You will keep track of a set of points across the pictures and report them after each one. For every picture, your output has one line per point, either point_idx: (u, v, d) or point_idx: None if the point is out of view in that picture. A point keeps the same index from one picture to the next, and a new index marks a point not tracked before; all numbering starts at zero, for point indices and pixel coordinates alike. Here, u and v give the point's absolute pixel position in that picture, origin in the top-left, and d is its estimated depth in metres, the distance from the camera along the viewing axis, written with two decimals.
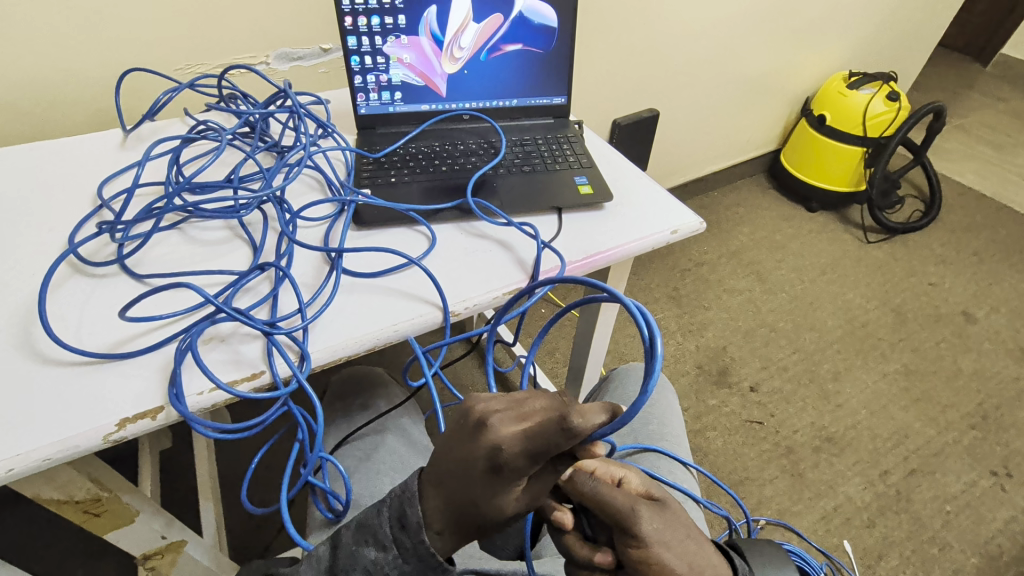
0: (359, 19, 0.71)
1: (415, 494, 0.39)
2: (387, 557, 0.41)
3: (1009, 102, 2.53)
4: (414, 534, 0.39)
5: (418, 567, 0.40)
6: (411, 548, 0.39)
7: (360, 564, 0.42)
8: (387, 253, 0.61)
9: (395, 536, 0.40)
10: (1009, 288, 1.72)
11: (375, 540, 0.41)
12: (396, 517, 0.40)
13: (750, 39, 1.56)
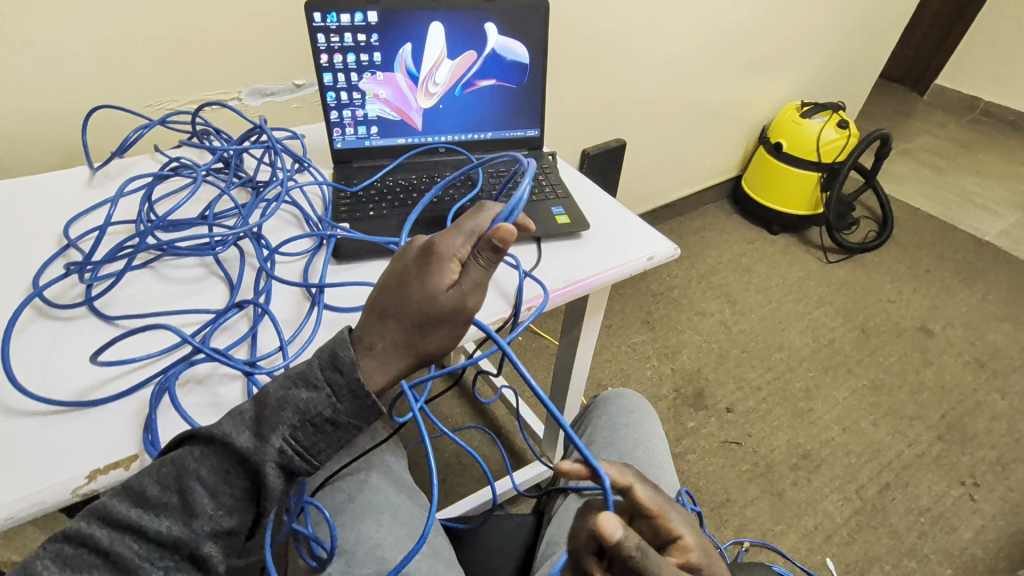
0: (335, 56, 0.72)
1: (349, 338, 0.43)
2: (319, 397, 0.41)
3: (945, 128, 2.71)
4: (348, 370, 0.41)
5: (353, 405, 0.42)
6: (345, 385, 0.41)
7: (288, 408, 0.41)
8: (368, 287, 0.60)
9: (326, 376, 0.42)
10: (961, 302, 1.81)
11: (305, 381, 0.41)
12: (328, 360, 0.42)
13: (708, 73, 1.64)
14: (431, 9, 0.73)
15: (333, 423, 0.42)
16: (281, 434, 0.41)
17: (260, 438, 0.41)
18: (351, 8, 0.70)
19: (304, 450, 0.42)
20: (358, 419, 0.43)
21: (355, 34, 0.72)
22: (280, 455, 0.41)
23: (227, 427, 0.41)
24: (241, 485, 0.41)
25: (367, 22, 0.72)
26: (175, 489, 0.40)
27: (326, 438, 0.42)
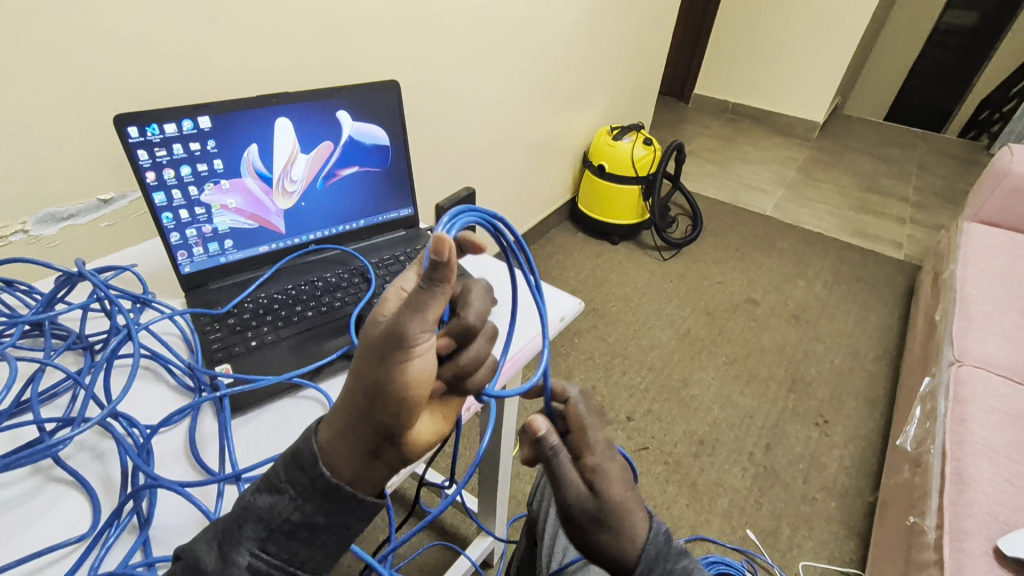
0: (164, 171, 0.61)
1: (316, 425, 0.38)
2: (282, 501, 0.37)
3: (712, 129, 3.27)
4: (310, 466, 0.36)
5: (322, 504, 0.37)
6: (308, 484, 0.36)
7: (253, 518, 0.37)
8: (280, 438, 0.52)
9: (290, 475, 0.37)
10: (769, 270, 2.17)
11: (268, 485, 0.37)
12: (288, 457, 0.37)
13: (533, 113, 1.75)
14: (273, 104, 0.66)
15: (308, 526, 0.37)
16: (246, 549, 0.36)
17: (226, 557, 0.37)
18: (176, 116, 0.60)
19: (282, 562, 0.37)
20: (335, 517, 0.37)
21: (186, 143, 0.61)
22: (252, 571, 0.37)
23: (198, 547, 0.38)
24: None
25: (199, 128, 0.62)
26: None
27: (304, 544, 0.37)
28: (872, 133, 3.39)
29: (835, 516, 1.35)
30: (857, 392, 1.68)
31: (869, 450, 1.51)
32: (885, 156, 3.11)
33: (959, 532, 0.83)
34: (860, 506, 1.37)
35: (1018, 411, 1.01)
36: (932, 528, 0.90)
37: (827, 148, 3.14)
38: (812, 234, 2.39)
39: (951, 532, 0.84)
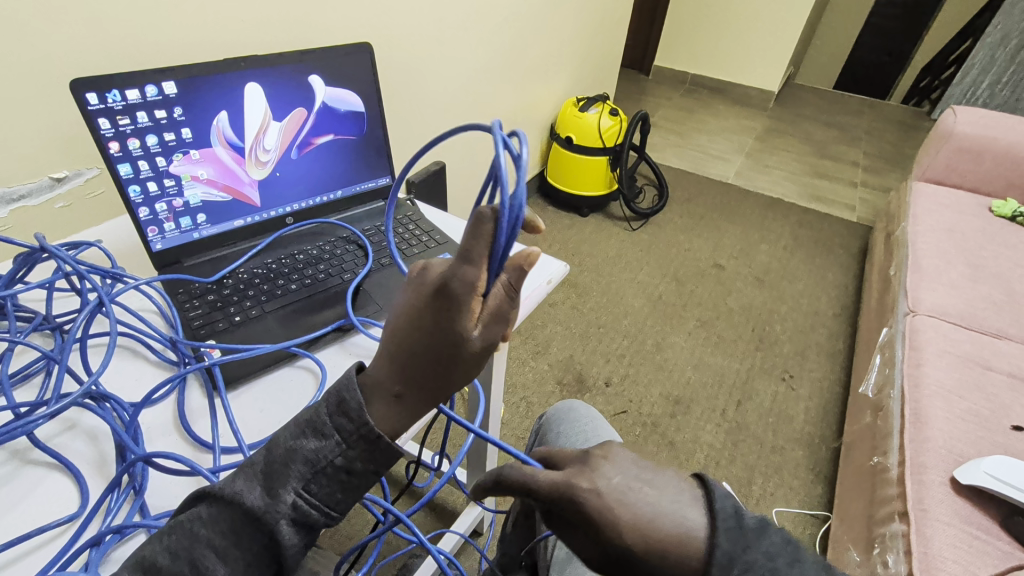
0: (129, 141, 0.57)
1: (355, 375, 0.37)
2: (329, 447, 0.36)
3: (673, 100, 3.30)
4: (358, 415, 0.36)
5: (368, 451, 0.36)
6: (355, 431, 0.36)
7: (299, 459, 0.36)
8: (275, 408, 0.51)
9: (335, 420, 0.36)
10: (733, 236, 2.23)
11: (314, 428, 0.36)
12: (335, 403, 0.36)
13: (500, 84, 1.72)
14: (241, 69, 0.63)
15: (350, 470, 0.37)
16: (294, 489, 0.35)
17: (273, 495, 0.35)
18: (138, 81, 0.57)
19: (322, 504, 0.37)
20: (378, 464, 0.37)
21: (151, 111, 0.58)
22: (295, 511, 0.36)
23: (236, 486, 0.36)
24: (255, 550, 0.35)
25: (163, 94, 0.58)
26: (184, 561, 0.34)
27: (344, 487, 0.37)
28: (823, 102, 3.50)
29: (803, 464, 1.42)
30: (818, 348, 1.76)
31: (831, 401, 1.60)
32: (836, 123, 3.22)
33: (920, 466, 0.89)
34: (825, 453, 1.45)
35: (968, 353, 1.09)
36: (894, 466, 0.96)
37: (783, 117, 3.23)
38: (772, 200, 2.46)
39: (912, 467, 0.90)
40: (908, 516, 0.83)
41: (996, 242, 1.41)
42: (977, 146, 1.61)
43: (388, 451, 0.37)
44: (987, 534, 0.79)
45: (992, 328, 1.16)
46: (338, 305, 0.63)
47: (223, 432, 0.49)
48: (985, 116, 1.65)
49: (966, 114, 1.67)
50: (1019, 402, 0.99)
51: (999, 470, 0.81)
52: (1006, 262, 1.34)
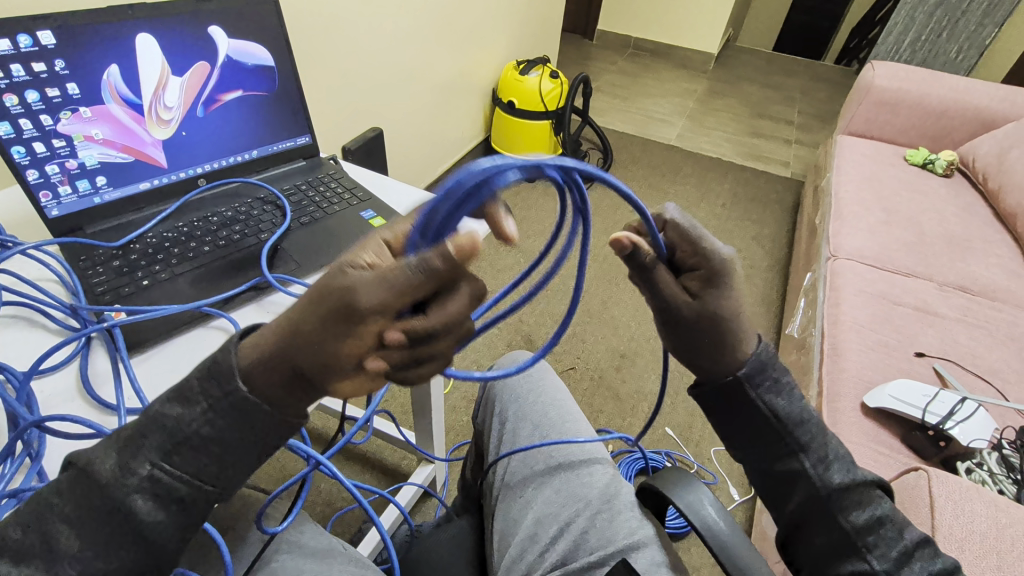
0: (5, 98, 0.53)
1: (237, 339, 0.36)
2: (192, 415, 0.35)
3: (616, 64, 3.31)
4: (226, 381, 0.35)
5: (235, 419, 0.35)
6: (222, 398, 0.35)
7: (161, 427, 0.35)
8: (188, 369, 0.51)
9: (203, 386, 0.35)
10: (675, 195, 2.27)
11: (179, 395, 0.35)
12: (205, 367, 0.35)
13: (437, 47, 1.66)
14: (130, 18, 0.59)
15: (219, 442, 0.35)
16: (149, 459, 0.35)
17: (126, 466, 0.34)
18: (8, 30, 0.52)
19: (190, 477, 0.35)
20: (250, 433, 0.35)
21: (27, 64, 0.54)
22: (151, 482, 0.35)
23: (94, 455, 0.35)
24: (114, 527, 0.35)
25: (40, 45, 0.54)
26: (34, 533, 0.35)
27: (217, 459, 0.35)
28: (760, 63, 3.58)
29: None
30: (755, 297, 1.83)
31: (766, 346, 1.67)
32: (772, 84, 3.31)
33: (835, 395, 0.96)
34: None
35: (881, 291, 1.17)
36: (814, 397, 1.03)
37: (722, 79, 3.29)
38: (712, 160, 2.53)
39: (828, 396, 0.97)
40: None
41: (908, 189, 1.50)
42: (894, 99, 1.70)
43: (272, 422, 0.36)
44: (889, 449, 0.87)
45: (903, 267, 1.25)
46: (255, 265, 0.61)
47: (130, 394, 0.48)
48: (901, 70, 1.74)
49: (884, 68, 1.75)
50: (923, 332, 1.08)
51: (901, 393, 0.89)
52: (917, 207, 1.44)
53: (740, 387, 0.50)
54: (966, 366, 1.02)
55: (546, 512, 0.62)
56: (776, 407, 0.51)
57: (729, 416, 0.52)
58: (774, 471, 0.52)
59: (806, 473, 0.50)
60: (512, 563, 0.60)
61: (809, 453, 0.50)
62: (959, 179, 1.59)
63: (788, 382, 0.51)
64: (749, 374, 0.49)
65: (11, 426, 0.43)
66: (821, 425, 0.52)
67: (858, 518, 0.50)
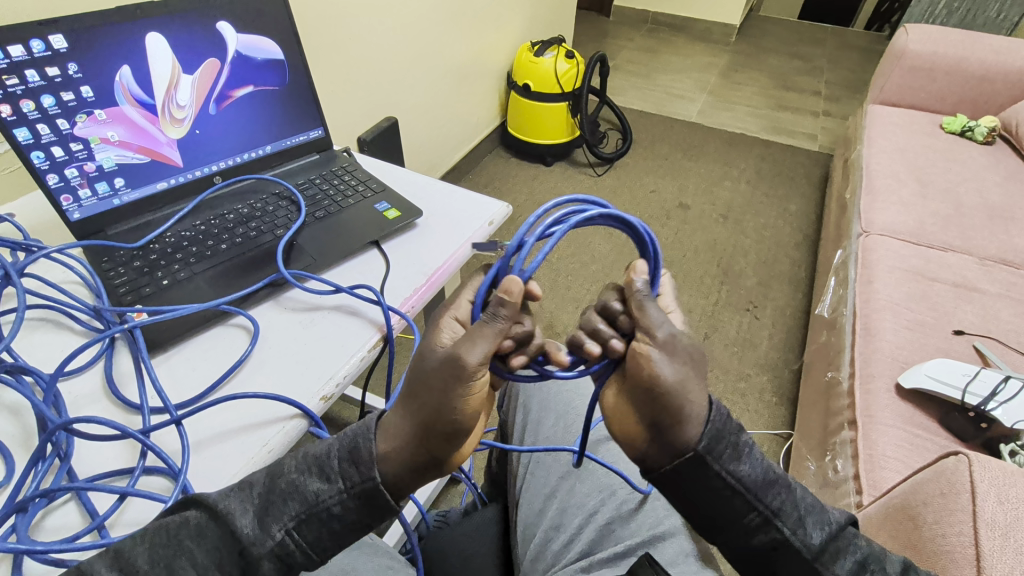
0: (22, 103, 0.54)
1: (375, 428, 0.40)
2: (327, 494, 0.39)
3: (633, 40, 3.21)
4: (364, 468, 0.39)
5: (364, 503, 0.40)
6: (358, 483, 0.39)
7: (299, 495, 0.39)
8: (211, 367, 0.52)
9: (343, 467, 0.40)
10: (697, 174, 2.20)
11: (322, 470, 0.40)
12: (347, 451, 0.40)
13: (450, 31, 1.63)
14: (138, 17, 0.58)
15: (341, 518, 0.40)
16: (284, 525, 0.39)
17: (262, 528, 0.39)
18: (20, 35, 0.52)
19: (308, 545, 0.40)
20: (367, 518, 0.40)
21: (41, 69, 0.54)
22: (278, 546, 0.39)
23: (232, 505, 0.39)
24: (233, 575, 0.39)
25: (53, 49, 0.54)
26: (161, 571, 0.37)
27: (332, 532, 0.40)
28: (785, 33, 3.43)
29: (768, 387, 1.45)
30: (781, 276, 1.77)
31: (794, 326, 1.61)
32: (798, 54, 3.17)
33: (868, 376, 0.93)
34: (788, 376, 1.47)
35: (916, 267, 1.12)
36: (845, 378, 1.00)
37: (745, 51, 3.16)
38: (735, 136, 2.44)
39: (861, 377, 0.94)
40: (856, 423, 0.88)
41: (945, 159, 1.43)
42: (929, 64, 1.61)
43: (382, 505, 0.40)
44: (925, 431, 0.83)
45: (939, 242, 1.19)
46: (271, 261, 0.61)
47: (151, 393, 0.49)
48: (937, 33, 1.64)
49: (918, 31, 1.65)
50: (962, 310, 1.03)
51: (939, 372, 0.85)
52: (954, 177, 1.37)
53: (703, 466, 0.42)
54: (1008, 343, 0.97)
55: (570, 503, 0.62)
56: (742, 474, 0.44)
57: (692, 495, 0.43)
58: (750, 547, 0.46)
59: (787, 541, 0.45)
60: (537, 554, 0.59)
61: (786, 519, 0.45)
62: (1000, 146, 1.50)
63: (749, 443, 0.45)
64: (710, 447, 0.42)
65: (41, 428, 0.45)
66: (785, 479, 0.47)
67: (842, 568, 0.47)
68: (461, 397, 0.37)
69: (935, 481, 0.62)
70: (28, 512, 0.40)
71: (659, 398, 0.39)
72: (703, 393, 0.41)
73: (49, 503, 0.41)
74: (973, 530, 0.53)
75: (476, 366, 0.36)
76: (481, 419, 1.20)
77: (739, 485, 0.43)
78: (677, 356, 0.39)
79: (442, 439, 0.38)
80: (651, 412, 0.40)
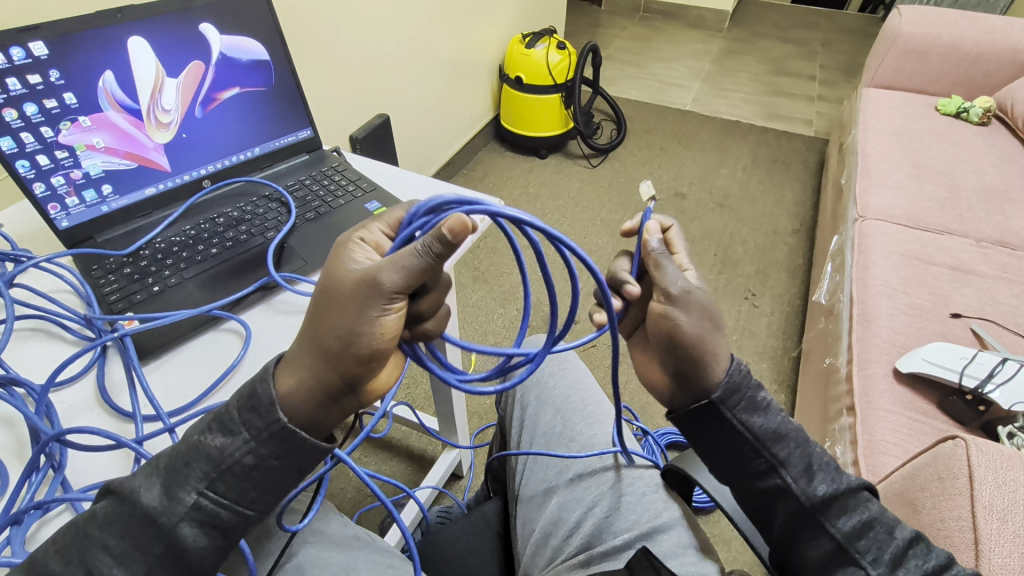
0: (5, 112, 0.53)
1: (272, 369, 0.40)
2: (236, 443, 0.39)
3: (626, 29, 3.19)
4: (267, 411, 0.38)
5: (277, 447, 0.39)
6: (264, 427, 0.38)
7: (205, 456, 0.38)
8: (165, 369, 0.52)
9: (245, 416, 0.39)
10: (693, 162, 2.19)
11: (221, 425, 0.39)
12: (244, 399, 0.39)
13: (440, 25, 1.62)
14: (120, 22, 0.58)
15: (260, 469, 0.39)
16: (194, 488, 0.38)
17: (172, 495, 0.38)
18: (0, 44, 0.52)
19: (230, 503, 0.39)
20: (289, 459, 0.39)
21: (21, 77, 0.53)
22: (197, 510, 0.38)
23: (137, 482, 0.38)
24: (159, 552, 0.38)
25: (33, 56, 0.54)
26: (76, 565, 0.37)
27: (256, 485, 0.39)
28: (779, 17, 3.41)
29: (767, 375, 1.45)
30: (779, 263, 1.76)
31: (792, 314, 1.61)
32: (791, 39, 3.15)
33: (865, 361, 0.93)
34: (786, 363, 1.47)
35: (913, 251, 1.11)
36: (844, 365, 0.99)
37: (739, 37, 3.14)
38: (730, 123, 2.43)
39: (858, 362, 0.94)
40: (855, 409, 0.87)
41: (941, 141, 1.42)
42: (923, 46, 1.59)
43: (310, 448, 0.40)
44: (923, 415, 0.83)
45: (936, 225, 1.18)
46: (263, 264, 0.61)
47: (144, 401, 0.49)
48: (931, 14, 1.63)
49: (912, 13, 1.64)
50: (959, 293, 1.03)
51: (936, 356, 0.85)
52: (950, 159, 1.36)
53: (712, 411, 0.47)
54: (1006, 325, 0.97)
55: (569, 498, 0.62)
56: (752, 425, 0.48)
57: (706, 439, 0.49)
58: (759, 493, 0.49)
59: (788, 488, 0.47)
60: (538, 549, 0.60)
61: (790, 467, 0.48)
62: (997, 126, 1.50)
63: (766, 399, 0.48)
64: (723, 396, 0.46)
65: (35, 439, 0.45)
66: (803, 434, 0.49)
67: (845, 524, 0.46)
68: (372, 319, 0.38)
69: (933, 465, 0.62)
70: (24, 523, 0.40)
71: (679, 345, 0.45)
72: (727, 354, 0.46)
73: (45, 514, 0.41)
74: (971, 514, 0.53)
75: (395, 287, 0.37)
76: (481, 414, 1.20)
77: (746, 432, 0.48)
78: (692, 311, 0.44)
79: (353, 365, 0.39)
80: (673, 361, 0.46)
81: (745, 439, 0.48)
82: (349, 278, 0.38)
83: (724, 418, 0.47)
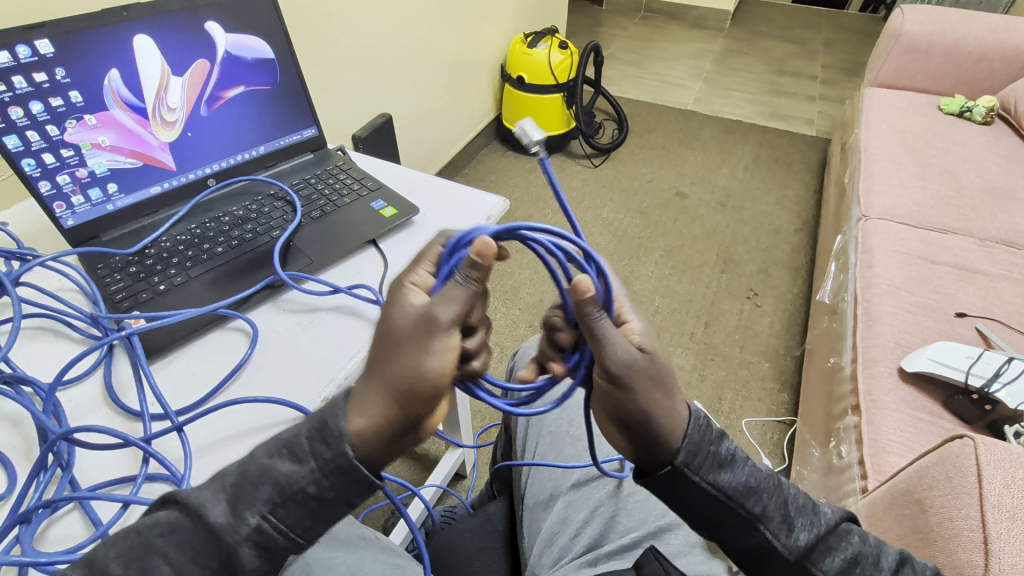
0: (10, 110, 0.53)
1: (343, 402, 0.38)
2: (303, 473, 0.37)
3: (627, 29, 3.19)
4: (337, 444, 0.36)
5: (340, 480, 0.37)
6: (332, 460, 0.37)
7: (272, 480, 0.37)
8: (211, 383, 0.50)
9: (313, 444, 0.37)
10: (694, 162, 2.19)
11: (292, 451, 0.37)
12: (316, 428, 0.37)
13: (442, 24, 1.61)
14: (125, 19, 0.58)
15: (319, 500, 0.37)
16: (259, 511, 0.36)
17: (236, 515, 0.36)
18: (6, 42, 0.51)
19: (288, 531, 0.37)
20: (349, 495, 0.38)
21: (28, 75, 0.53)
22: (256, 535, 0.36)
23: (203, 497, 0.37)
24: (212, 571, 0.36)
25: (39, 55, 0.53)
26: (133, 573, 0.35)
27: (312, 515, 0.38)
28: (779, 17, 3.41)
29: (770, 374, 1.44)
30: (781, 263, 1.76)
31: (795, 313, 1.61)
32: (792, 38, 3.15)
33: (870, 360, 0.93)
34: (788, 363, 1.47)
35: (917, 250, 1.11)
36: (848, 364, 0.99)
37: (740, 37, 3.14)
38: (732, 123, 2.42)
39: (863, 362, 0.93)
40: (860, 408, 0.87)
41: (944, 140, 1.42)
42: (926, 45, 1.59)
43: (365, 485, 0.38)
44: (929, 414, 0.83)
45: (940, 224, 1.18)
46: (268, 263, 0.61)
47: (151, 400, 0.49)
48: (933, 13, 1.62)
49: (914, 12, 1.63)
50: (964, 292, 1.03)
51: (941, 355, 0.85)
52: (954, 158, 1.36)
53: (680, 474, 0.43)
54: (1010, 324, 0.97)
55: (576, 497, 0.62)
56: (721, 483, 0.44)
57: (675, 502, 0.45)
58: (742, 550, 0.46)
59: (770, 545, 0.45)
60: (544, 549, 0.59)
61: (768, 522, 0.45)
62: (1000, 126, 1.49)
63: (732, 452, 0.45)
64: (686, 457, 0.43)
65: (42, 438, 0.44)
66: (773, 481, 0.46)
67: (832, 568, 0.44)
68: (436, 353, 0.36)
69: (940, 465, 0.62)
70: (32, 522, 0.40)
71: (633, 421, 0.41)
72: (682, 408, 0.43)
73: (53, 513, 0.41)
74: (980, 513, 0.53)
75: (452, 319, 0.36)
76: (484, 414, 1.20)
77: (718, 490, 0.44)
78: (639, 384, 0.40)
79: (416, 404, 0.36)
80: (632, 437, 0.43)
81: (717, 500, 0.44)
82: (408, 316, 0.37)
83: (693, 481, 0.43)
